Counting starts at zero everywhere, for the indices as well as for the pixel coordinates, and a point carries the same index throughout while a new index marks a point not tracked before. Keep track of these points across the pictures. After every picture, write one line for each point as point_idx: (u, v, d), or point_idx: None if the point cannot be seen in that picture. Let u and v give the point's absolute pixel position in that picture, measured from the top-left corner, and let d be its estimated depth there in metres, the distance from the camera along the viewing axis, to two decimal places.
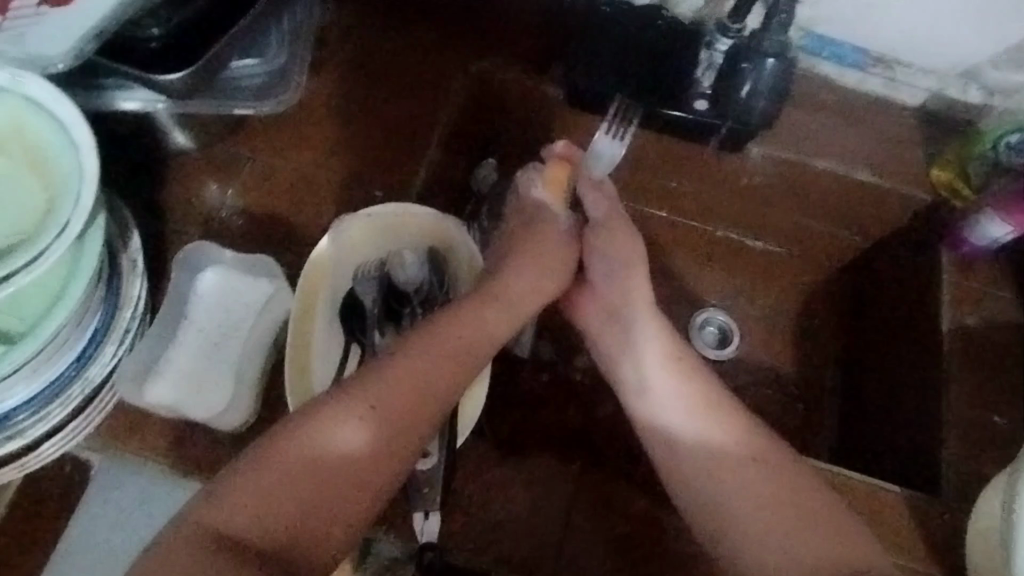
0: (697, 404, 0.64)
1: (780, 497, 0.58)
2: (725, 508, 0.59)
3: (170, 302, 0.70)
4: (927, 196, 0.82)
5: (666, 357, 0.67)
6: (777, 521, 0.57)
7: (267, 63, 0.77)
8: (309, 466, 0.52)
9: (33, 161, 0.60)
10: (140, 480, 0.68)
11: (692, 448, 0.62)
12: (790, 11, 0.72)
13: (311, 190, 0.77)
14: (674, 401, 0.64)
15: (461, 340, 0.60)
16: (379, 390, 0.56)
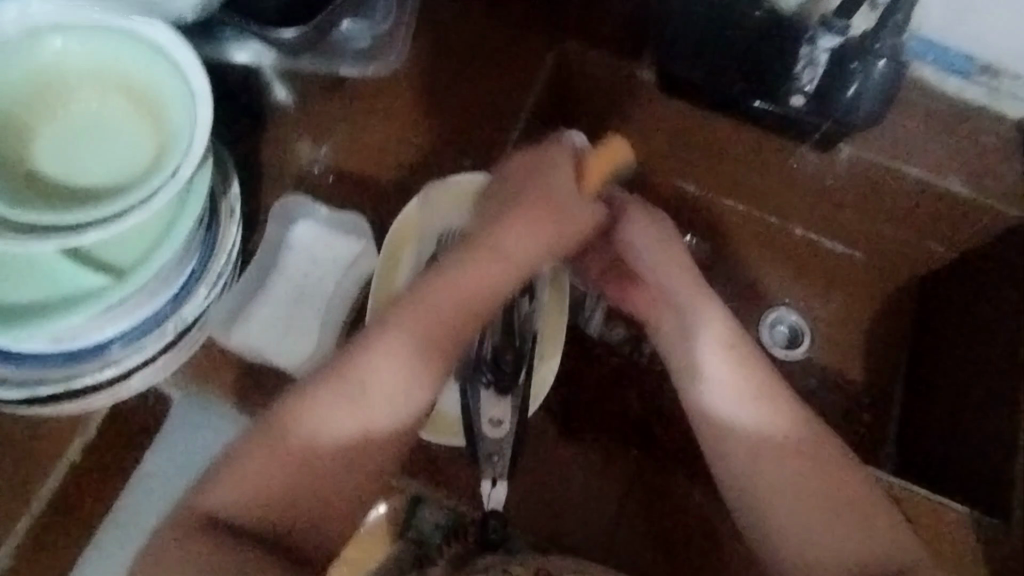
0: (746, 393, 0.62)
1: (814, 492, 0.59)
2: (763, 502, 0.59)
3: (265, 249, 0.74)
4: (1021, 214, 0.80)
5: (718, 341, 0.64)
6: (814, 517, 0.58)
7: (379, 28, 0.75)
8: (303, 458, 0.56)
9: (143, 102, 0.58)
10: (196, 414, 0.70)
11: (736, 434, 0.61)
12: (906, 12, 0.75)
13: (399, 155, 0.79)
14: (727, 392, 0.63)
15: (445, 314, 0.61)
16: (360, 374, 0.58)
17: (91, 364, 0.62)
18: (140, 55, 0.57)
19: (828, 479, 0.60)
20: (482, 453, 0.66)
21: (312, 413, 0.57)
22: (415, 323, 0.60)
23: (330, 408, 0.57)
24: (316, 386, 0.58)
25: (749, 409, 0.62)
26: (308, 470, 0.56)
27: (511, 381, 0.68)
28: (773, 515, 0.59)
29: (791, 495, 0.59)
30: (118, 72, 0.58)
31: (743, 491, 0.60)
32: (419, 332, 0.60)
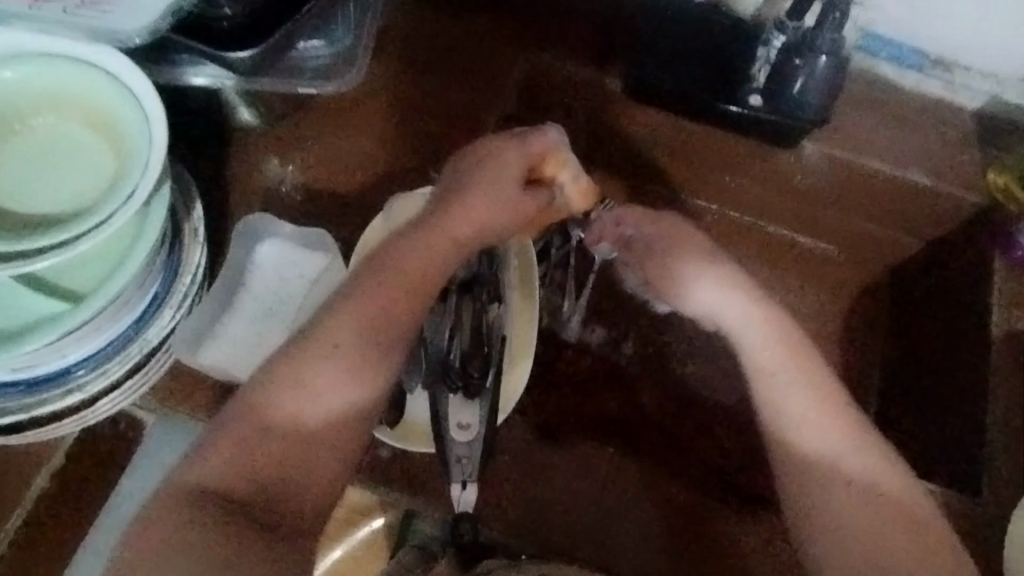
0: (839, 424, 0.59)
1: (874, 527, 0.55)
2: (832, 518, 0.56)
3: (231, 266, 0.74)
4: (980, 201, 0.82)
5: (812, 390, 0.60)
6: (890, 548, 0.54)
7: (339, 45, 0.76)
8: (252, 437, 0.52)
9: (98, 129, 0.58)
10: (177, 437, 0.70)
11: (812, 454, 0.58)
12: (844, 9, 0.75)
13: (366, 170, 0.80)
14: (815, 422, 0.59)
15: (385, 314, 0.57)
16: (319, 356, 0.55)
17: (57, 390, 0.62)
18: (92, 79, 0.57)
19: (906, 524, 0.55)
20: (451, 458, 0.66)
21: (266, 408, 0.53)
22: (354, 326, 0.56)
23: (277, 400, 0.53)
24: (258, 385, 0.54)
25: (830, 425, 0.59)
26: (261, 466, 0.52)
27: (478, 386, 0.67)
28: (843, 538, 0.55)
29: (871, 519, 0.55)
30: (71, 98, 0.58)
31: (815, 518, 0.56)
32: (353, 339, 0.56)
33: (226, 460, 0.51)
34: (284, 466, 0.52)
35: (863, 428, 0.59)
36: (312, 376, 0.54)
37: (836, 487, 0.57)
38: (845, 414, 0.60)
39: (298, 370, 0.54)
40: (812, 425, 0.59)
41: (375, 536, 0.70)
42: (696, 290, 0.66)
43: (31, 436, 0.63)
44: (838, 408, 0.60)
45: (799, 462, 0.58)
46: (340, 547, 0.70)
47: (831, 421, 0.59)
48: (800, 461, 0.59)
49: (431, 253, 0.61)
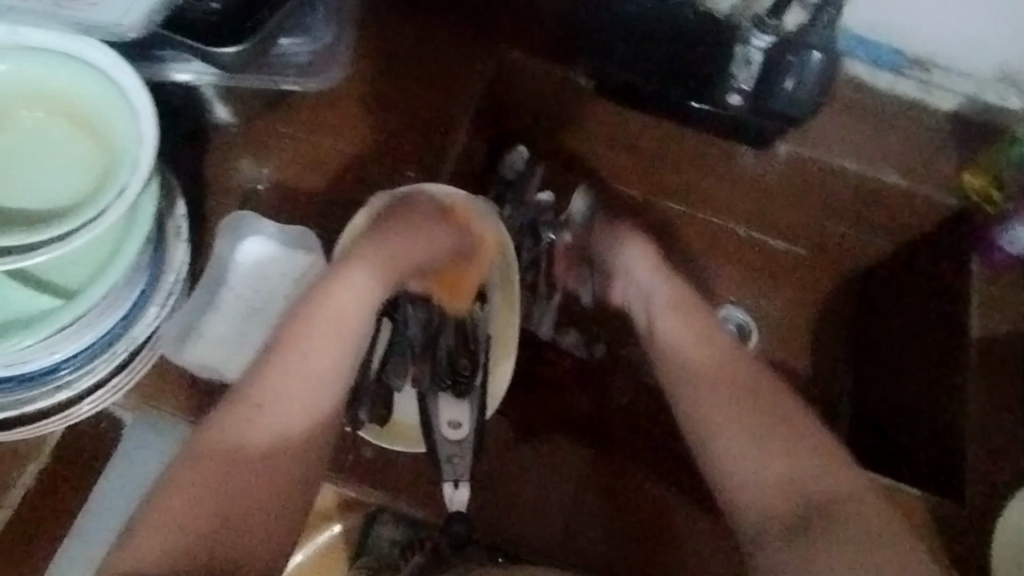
0: (718, 371, 0.64)
1: (778, 461, 0.59)
2: (723, 464, 0.60)
3: (212, 269, 0.73)
4: (953, 202, 0.83)
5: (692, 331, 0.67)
6: (783, 479, 0.58)
7: (319, 42, 0.75)
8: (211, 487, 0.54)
9: (83, 123, 0.57)
10: (148, 433, 0.69)
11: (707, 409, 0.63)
12: (837, 5, 0.74)
13: (344, 168, 0.80)
14: (698, 372, 0.64)
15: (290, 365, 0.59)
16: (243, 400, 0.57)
17: (43, 388, 0.61)
18: (80, 72, 0.56)
19: (792, 448, 0.59)
20: (442, 457, 0.66)
21: (219, 438, 0.55)
22: (320, 357, 0.59)
23: (236, 427, 0.56)
24: (225, 416, 0.56)
25: (711, 372, 0.64)
26: (224, 495, 0.54)
27: (466, 384, 0.68)
28: (743, 486, 0.59)
29: (760, 451, 0.59)
30: (59, 90, 0.57)
31: (717, 468, 0.61)
32: (311, 380, 0.59)
33: (175, 509, 0.53)
34: (233, 497, 0.54)
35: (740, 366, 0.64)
36: (272, 403, 0.57)
37: (721, 434, 0.61)
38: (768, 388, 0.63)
39: (252, 398, 0.57)
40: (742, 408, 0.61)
41: (336, 540, 0.68)
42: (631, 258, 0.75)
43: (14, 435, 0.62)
44: (735, 360, 0.64)
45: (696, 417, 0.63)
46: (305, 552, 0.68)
47: (723, 373, 0.64)
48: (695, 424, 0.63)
49: (382, 283, 0.64)
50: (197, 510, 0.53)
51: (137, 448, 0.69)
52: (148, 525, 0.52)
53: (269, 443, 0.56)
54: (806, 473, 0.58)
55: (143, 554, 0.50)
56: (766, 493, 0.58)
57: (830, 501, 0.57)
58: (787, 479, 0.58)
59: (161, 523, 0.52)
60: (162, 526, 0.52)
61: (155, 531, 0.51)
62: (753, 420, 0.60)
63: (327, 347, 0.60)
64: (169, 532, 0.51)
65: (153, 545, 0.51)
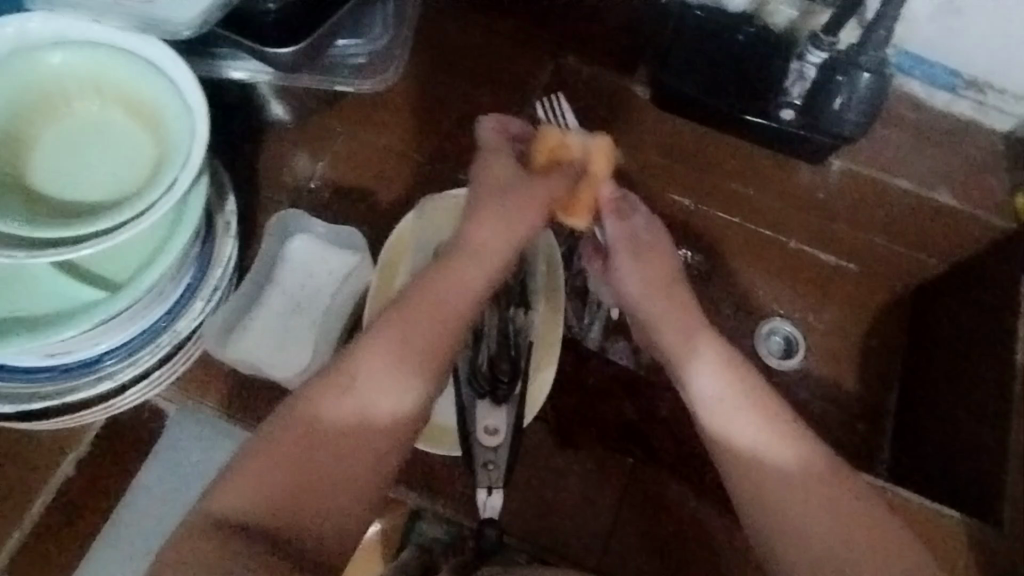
0: (783, 436, 0.58)
1: (869, 543, 0.53)
2: (805, 543, 0.54)
3: (261, 262, 0.74)
4: (1008, 223, 0.86)
5: (730, 380, 0.61)
6: (875, 554, 0.53)
7: (374, 44, 0.76)
8: (294, 468, 0.51)
9: (140, 121, 0.59)
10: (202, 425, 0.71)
11: (779, 472, 0.56)
12: (889, 28, 0.75)
13: (397, 170, 0.81)
14: (753, 434, 0.58)
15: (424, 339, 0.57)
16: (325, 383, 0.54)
17: (90, 375, 0.63)
18: (136, 72, 0.58)
19: (879, 526, 0.54)
20: (477, 463, 0.67)
21: (315, 414, 0.53)
22: (436, 325, 0.57)
23: (326, 401, 0.53)
24: (318, 387, 0.54)
25: (764, 437, 0.58)
26: (302, 478, 0.51)
27: (506, 391, 0.68)
28: (828, 562, 0.53)
29: (843, 525, 0.54)
30: (116, 88, 0.59)
31: (790, 543, 0.54)
32: (411, 352, 0.56)
33: (263, 477, 0.50)
34: (324, 475, 0.51)
35: (794, 426, 0.59)
36: (372, 390, 0.54)
37: (804, 508, 0.55)
38: (794, 433, 0.58)
39: (345, 372, 0.54)
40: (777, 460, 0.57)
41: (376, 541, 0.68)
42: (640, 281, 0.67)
43: (60, 420, 0.64)
44: (779, 421, 0.59)
45: (762, 482, 0.56)
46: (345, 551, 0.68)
47: (781, 437, 0.58)
48: (759, 493, 0.56)
49: (496, 251, 0.62)
50: (283, 481, 0.50)
51: (192, 442, 0.71)
52: (237, 475, 0.50)
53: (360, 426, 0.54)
54: (836, 521, 0.54)
55: (228, 504, 0.49)
56: (798, 542, 0.54)
57: (908, 564, 0.53)
58: (821, 528, 0.54)
59: (246, 483, 0.50)
60: (248, 489, 0.49)
61: (234, 489, 0.49)
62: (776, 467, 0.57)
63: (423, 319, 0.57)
64: (250, 497, 0.49)
65: (240, 505, 0.49)
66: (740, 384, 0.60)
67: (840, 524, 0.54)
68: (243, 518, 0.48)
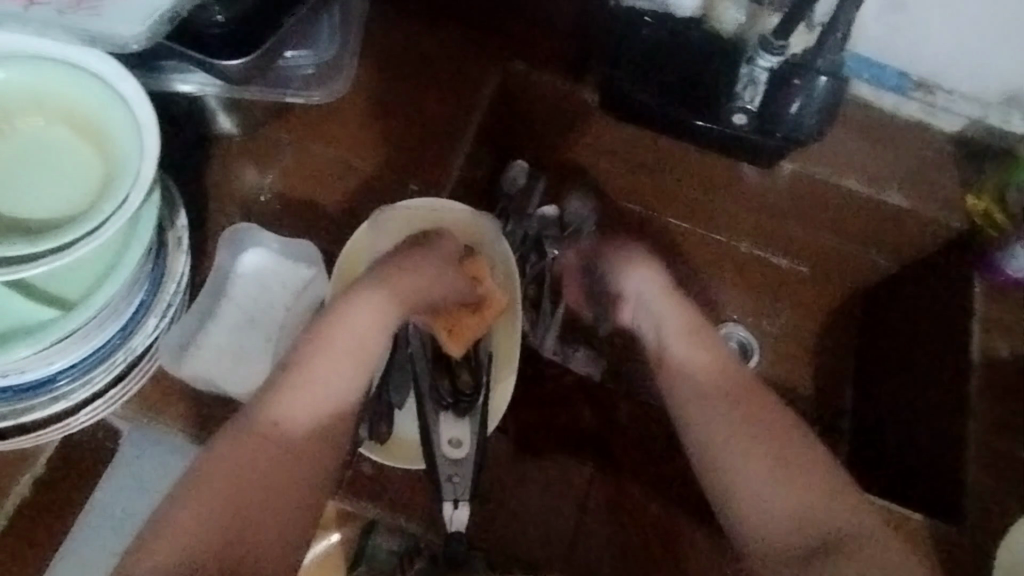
0: (731, 397, 0.64)
1: (803, 493, 0.59)
2: (757, 514, 0.60)
3: (213, 279, 0.72)
4: (959, 224, 0.84)
5: (681, 330, 0.69)
6: (800, 490, 0.60)
7: (323, 55, 0.75)
8: (230, 511, 0.54)
9: (86, 135, 0.57)
10: (149, 436, 0.70)
11: (733, 444, 0.62)
12: (846, 31, 0.75)
13: (348, 180, 0.80)
14: (707, 393, 0.65)
15: (309, 402, 0.58)
16: (261, 415, 0.57)
17: (41, 399, 0.60)
18: (83, 84, 0.56)
19: (818, 478, 0.60)
20: (442, 476, 0.65)
21: (244, 450, 0.56)
22: (338, 388, 0.60)
23: (252, 441, 0.56)
24: (249, 427, 0.57)
25: (720, 394, 0.64)
26: (234, 526, 0.54)
27: (468, 402, 0.67)
28: (760, 519, 0.59)
29: (780, 469, 0.60)
30: (61, 100, 0.57)
31: (729, 500, 0.61)
32: (324, 405, 0.59)
33: (202, 515, 0.53)
34: (241, 512, 0.54)
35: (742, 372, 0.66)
36: (289, 424, 0.58)
37: (748, 466, 0.61)
38: (745, 384, 0.65)
39: (270, 415, 0.57)
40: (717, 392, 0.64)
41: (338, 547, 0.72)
42: (637, 284, 0.73)
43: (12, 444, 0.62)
44: (729, 374, 0.66)
45: (714, 449, 0.62)
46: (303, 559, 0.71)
47: (730, 395, 0.64)
48: (722, 465, 0.61)
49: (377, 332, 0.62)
50: (218, 518, 0.54)
51: (142, 459, 0.70)
52: (168, 527, 0.53)
53: (281, 453, 0.57)
54: (785, 463, 0.61)
55: (164, 559, 0.52)
56: (738, 472, 0.61)
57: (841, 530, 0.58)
58: (766, 475, 0.60)
59: (171, 539, 0.52)
60: (183, 535, 0.53)
61: (169, 540, 0.52)
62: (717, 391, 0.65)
63: (331, 348, 0.61)
64: (186, 540, 0.52)
65: (171, 556, 0.52)
66: (722, 367, 0.66)
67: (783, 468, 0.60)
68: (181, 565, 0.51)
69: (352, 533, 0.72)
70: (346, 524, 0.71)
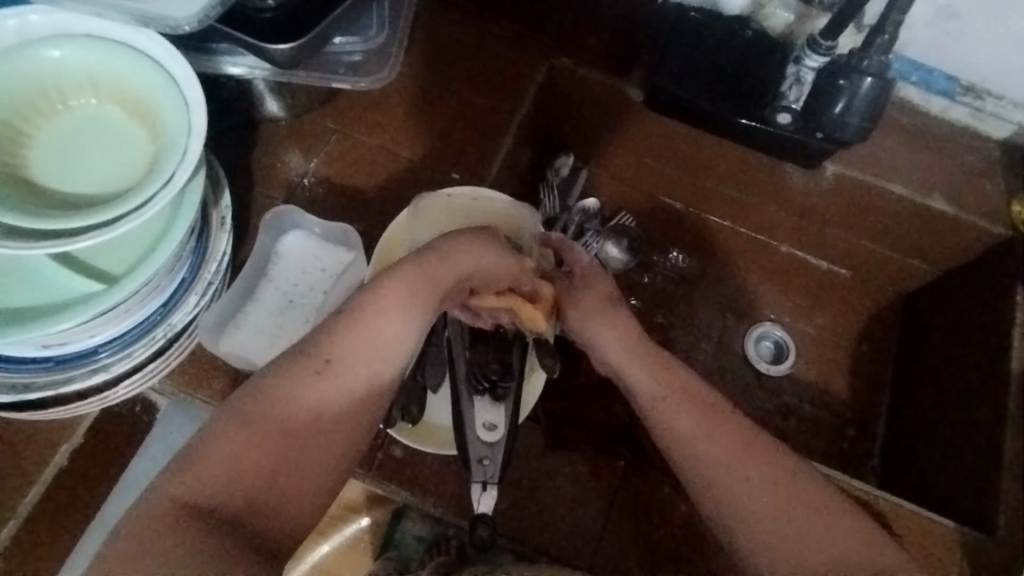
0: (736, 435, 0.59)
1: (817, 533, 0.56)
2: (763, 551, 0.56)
3: (256, 257, 0.74)
4: (1003, 231, 0.82)
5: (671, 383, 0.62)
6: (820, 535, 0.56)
7: (371, 41, 0.76)
8: (276, 459, 0.53)
9: (138, 117, 0.59)
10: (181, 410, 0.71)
11: (745, 480, 0.58)
12: (893, 31, 0.73)
13: (391, 167, 0.81)
14: (712, 434, 0.59)
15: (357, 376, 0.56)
16: (293, 374, 0.55)
17: (81, 369, 0.62)
18: (137, 64, 0.58)
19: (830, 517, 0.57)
20: (473, 458, 0.65)
21: (291, 391, 0.54)
22: (386, 348, 0.58)
23: (300, 384, 0.55)
24: (299, 370, 0.55)
25: (721, 430, 0.60)
26: (273, 472, 0.53)
27: (504, 388, 0.67)
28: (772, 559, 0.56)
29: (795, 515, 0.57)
30: (115, 79, 0.58)
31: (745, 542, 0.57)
32: (361, 367, 0.57)
33: (245, 448, 0.52)
34: (278, 454, 0.53)
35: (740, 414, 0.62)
36: (337, 372, 0.56)
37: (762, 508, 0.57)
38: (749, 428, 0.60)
39: (323, 353, 0.56)
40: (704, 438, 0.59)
41: (363, 534, 0.70)
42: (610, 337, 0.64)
43: (53, 413, 0.63)
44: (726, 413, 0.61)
45: (729, 487, 0.58)
46: (329, 544, 0.69)
47: (729, 434, 0.59)
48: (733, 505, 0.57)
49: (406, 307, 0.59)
50: (258, 458, 0.52)
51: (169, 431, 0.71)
52: (205, 458, 0.51)
53: (324, 403, 0.55)
54: (810, 516, 0.57)
55: (193, 487, 0.50)
56: (762, 526, 0.57)
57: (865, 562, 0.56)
58: (789, 529, 0.56)
59: (207, 469, 0.51)
60: (220, 465, 0.51)
61: (206, 474, 0.51)
62: (708, 429, 0.60)
63: (392, 311, 0.58)
64: (224, 479, 0.51)
65: (204, 486, 0.51)
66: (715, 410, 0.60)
67: (797, 506, 0.57)
68: (213, 501, 0.50)
69: (382, 517, 0.70)
70: (377, 507, 0.70)
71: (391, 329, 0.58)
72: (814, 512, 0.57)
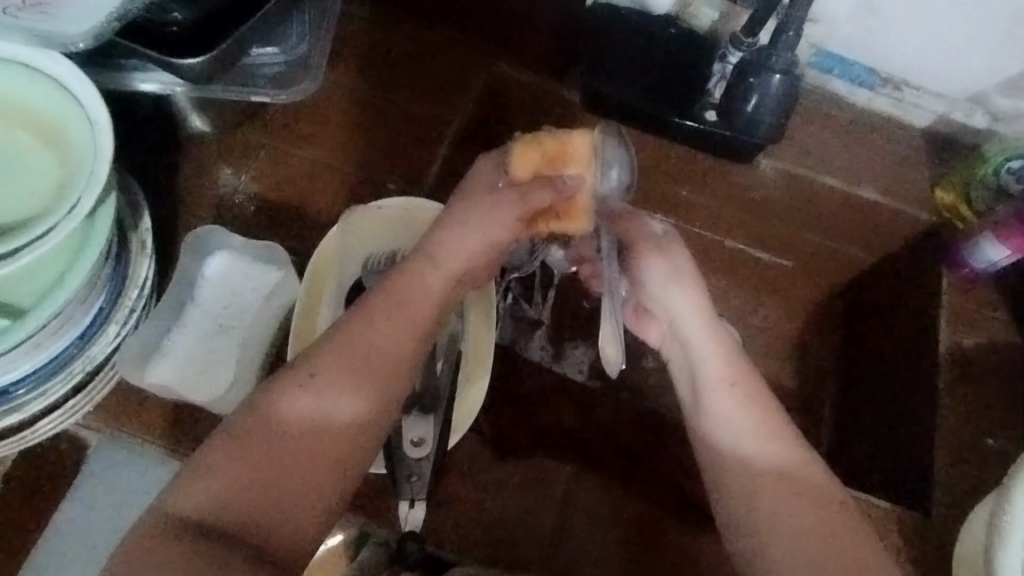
0: (770, 438, 0.55)
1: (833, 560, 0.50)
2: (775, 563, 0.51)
3: (178, 279, 0.70)
4: (929, 217, 0.84)
5: (718, 379, 0.58)
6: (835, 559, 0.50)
7: (291, 53, 0.75)
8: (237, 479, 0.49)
9: (46, 139, 0.57)
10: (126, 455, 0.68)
11: (768, 483, 0.53)
12: (798, 28, 0.75)
13: (324, 180, 0.79)
14: (746, 441, 0.55)
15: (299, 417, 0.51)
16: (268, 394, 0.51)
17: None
18: (34, 85, 0.56)
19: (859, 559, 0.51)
20: (400, 475, 0.64)
21: (283, 399, 0.51)
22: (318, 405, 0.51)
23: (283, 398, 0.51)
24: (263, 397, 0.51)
25: (768, 447, 0.55)
26: (237, 496, 0.48)
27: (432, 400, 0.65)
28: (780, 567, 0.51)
29: (806, 544, 0.51)
30: (16, 105, 0.57)
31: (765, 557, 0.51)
32: (308, 425, 0.51)
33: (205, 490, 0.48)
34: (268, 450, 0.49)
35: (791, 434, 0.56)
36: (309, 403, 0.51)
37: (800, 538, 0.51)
38: (792, 443, 0.55)
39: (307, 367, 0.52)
40: (745, 437, 0.55)
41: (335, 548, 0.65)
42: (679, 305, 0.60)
43: None
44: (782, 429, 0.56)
45: (756, 518, 0.53)
46: None
47: (779, 443, 0.55)
48: (754, 535, 0.52)
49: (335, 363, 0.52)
50: (251, 470, 0.49)
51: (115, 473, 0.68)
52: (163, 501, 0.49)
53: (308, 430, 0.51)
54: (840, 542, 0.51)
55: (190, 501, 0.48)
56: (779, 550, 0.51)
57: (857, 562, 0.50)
58: (809, 548, 0.51)
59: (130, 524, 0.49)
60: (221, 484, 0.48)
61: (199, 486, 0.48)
62: (770, 449, 0.55)
63: (389, 336, 0.54)
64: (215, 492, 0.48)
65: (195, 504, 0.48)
66: (778, 431, 0.56)
67: (795, 491, 0.53)
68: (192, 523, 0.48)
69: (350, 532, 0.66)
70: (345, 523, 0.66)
71: (330, 390, 0.52)
72: (812, 492, 0.53)
